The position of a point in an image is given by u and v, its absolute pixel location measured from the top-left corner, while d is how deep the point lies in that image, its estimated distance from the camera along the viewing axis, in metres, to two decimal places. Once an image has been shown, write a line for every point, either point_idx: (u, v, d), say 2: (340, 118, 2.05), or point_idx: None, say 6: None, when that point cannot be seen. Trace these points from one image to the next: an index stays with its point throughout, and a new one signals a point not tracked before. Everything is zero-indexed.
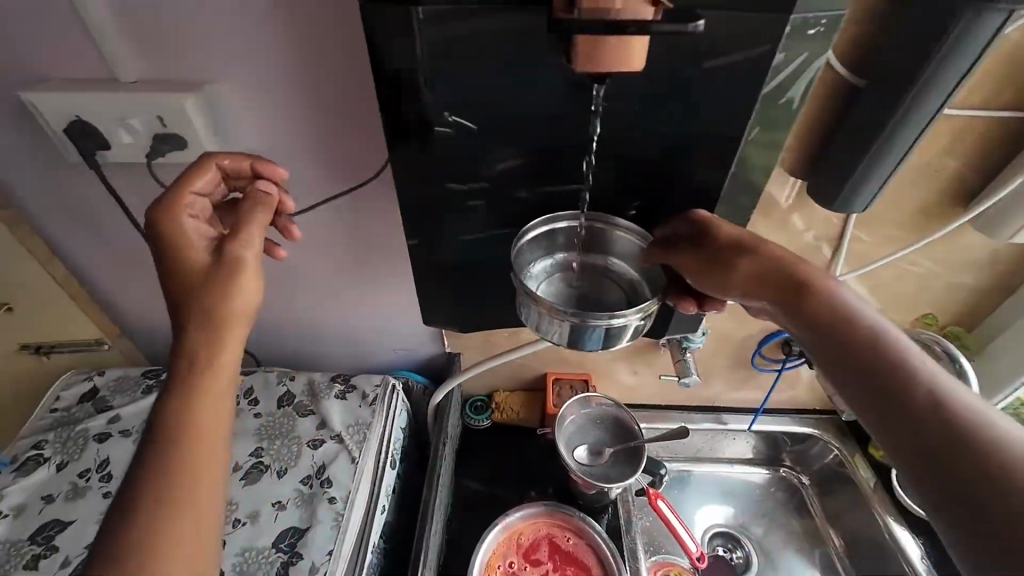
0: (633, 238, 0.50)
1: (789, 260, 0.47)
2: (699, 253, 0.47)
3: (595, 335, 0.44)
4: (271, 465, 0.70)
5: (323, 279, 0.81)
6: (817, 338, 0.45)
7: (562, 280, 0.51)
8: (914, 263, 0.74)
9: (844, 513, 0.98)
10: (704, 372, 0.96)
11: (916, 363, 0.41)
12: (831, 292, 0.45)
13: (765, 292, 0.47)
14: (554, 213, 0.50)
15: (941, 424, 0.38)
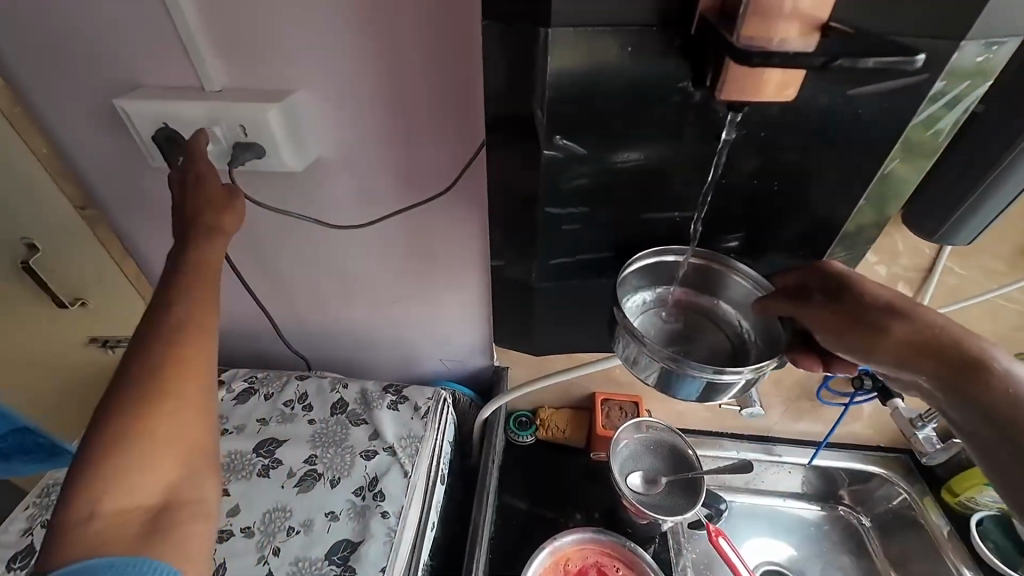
0: (749, 286, 0.49)
1: (955, 331, 0.41)
2: (836, 310, 0.44)
3: (692, 384, 0.43)
4: (324, 474, 0.70)
5: (381, 288, 0.81)
6: (986, 425, 0.38)
7: (661, 316, 0.51)
8: (1013, 300, 0.69)
9: (911, 560, 0.91)
10: (762, 401, 0.91)
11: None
12: (1012, 378, 0.38)
13: (922, 363, 0.41)
14: (664, 247, 0.49)
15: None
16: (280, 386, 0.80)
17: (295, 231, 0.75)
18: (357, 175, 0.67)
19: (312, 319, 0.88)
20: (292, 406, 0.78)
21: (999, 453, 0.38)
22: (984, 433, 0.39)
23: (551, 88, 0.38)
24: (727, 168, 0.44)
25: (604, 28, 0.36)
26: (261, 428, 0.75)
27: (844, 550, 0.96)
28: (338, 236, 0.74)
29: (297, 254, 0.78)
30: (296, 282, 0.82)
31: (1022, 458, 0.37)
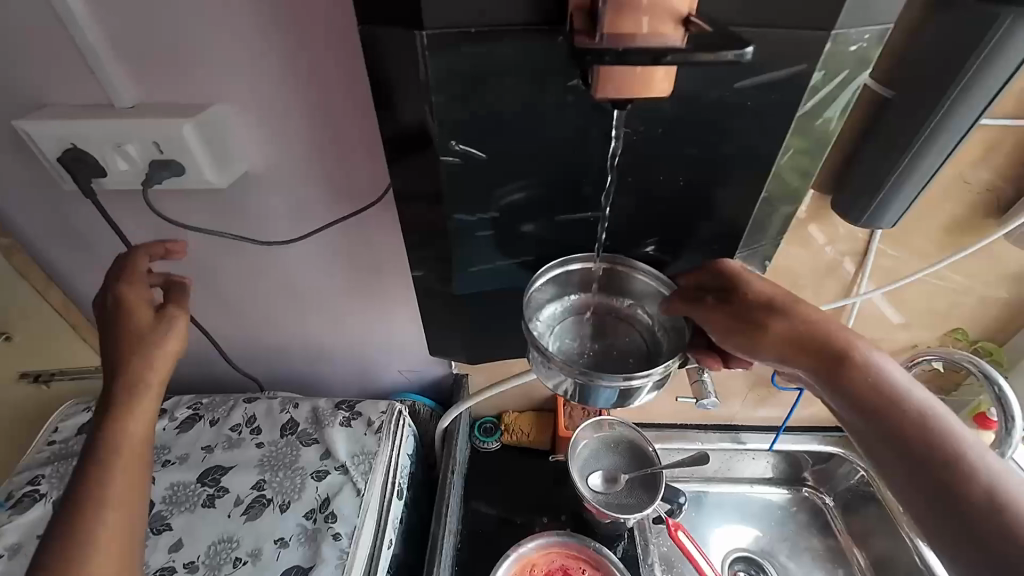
0: (655, 283, 0.49)
1: (825, 323, 0.46)
2: (728, 311, 0.47)
3: (608, 394, 0.43)
4: (273, 499, 0.68)
5: (327, 302, 0.78)
6: (857, 410, 0.44)
7: (574, 325, 0.50)
8: (944, 278, 0.71)
9: (873, 535, 0.92)
10: (721, 390, 0.92)
11: (953, 435, 0.41)
12: (870, 364, 0.45)
13: (799, 355, 0.46)
14: (568, 255, 0.49)
15: (986, 505, 0.38)
16: (226, 411, 0.77)
17: (231, 249, 0.72)
18: (289, 187, 0.64)
19: (260, 338, 0.85)
20: (239, 431, 0.75)
21: (868, 435, 0.44)
22: (848, 411, 0.45)
23: (434, 93, 0.38)
24: (647, 165, 0.44)
25: (483, 30, 0.35)
26: (206, 456, 0.72)
27: (811, 531, 0.96)
28: (275, 251, 0.71)
29: (236, 272, 0.75)
30: (239, 301, 0.79)
31: (879, 434, 0.43)
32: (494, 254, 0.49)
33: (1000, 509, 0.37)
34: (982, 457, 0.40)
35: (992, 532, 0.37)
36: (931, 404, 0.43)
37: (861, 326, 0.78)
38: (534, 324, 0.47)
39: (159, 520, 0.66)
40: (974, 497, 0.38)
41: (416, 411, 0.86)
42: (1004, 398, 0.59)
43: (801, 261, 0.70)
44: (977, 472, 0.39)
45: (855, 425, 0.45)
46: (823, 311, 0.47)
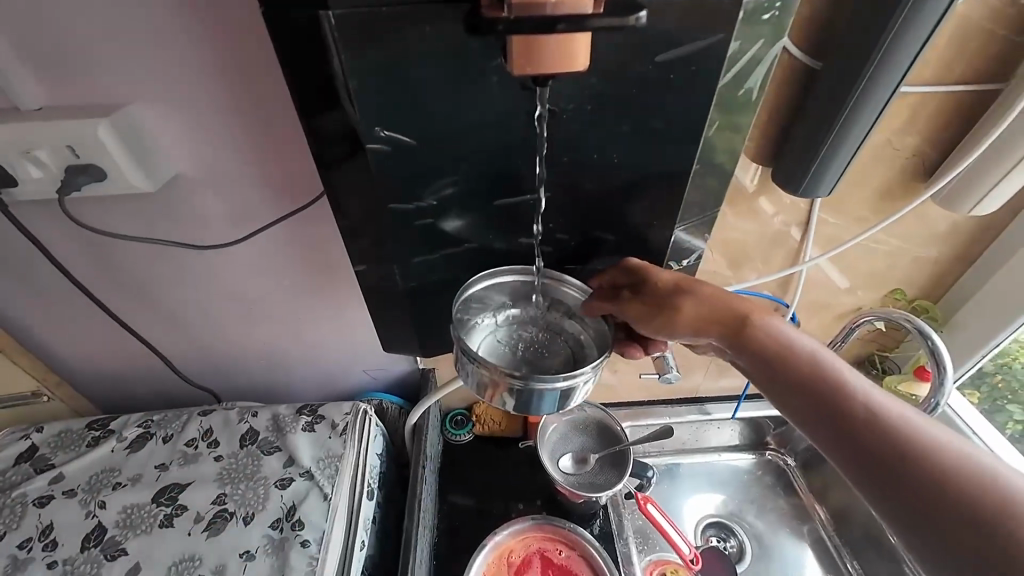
0: (577, 294, 0.52)
1: (727, 299, 0.49)
2: (643, 299, 0.49)
3: (549, 397, 0.45)
4: (236, 512, 0.65)
5: (280, 305, 0.75)
6: (766, 372, 0.47)
7: (505, 336, 0.52)
8: (879, 241, 0.75)
9: (831, 489, 0.96)
10: (684, 364, 0.95)
11: (847, 379, 0.44)
12: (769, 327, 0.48)
13: (710, 331, 0.49)
14: (497, 268, 0.51)
15: (883, 438, 0.41)
16: (180, 426, 0.74)
17: (169, 256, 0.68)
18: (224, 187, 0.61)
19: (212, 347, 0.81)
20: (195, 445, 0.72)
21: (783, 396, 0.46)
22: (759, 376, 0.48)
23: (351, 78, 0.38)
24: (581, 145, 0.45)
25: (394, 9, 0.35)
26: (161, 474, 0.69)
27: (776, 492, 1.00)
28: (218, 255, 0.68)
29: (178, 280, 0.71)
30: (185, 310, 0.75)
31: (789, 393, 0.46)
32: (436, 245, 0.51)
33: (895, 441, 0.40)
34: (873, 393, 0.43)
35: (892, 462, 0.40)
36: (825, 354, 0.46)
37: (809, 291, 0.82)
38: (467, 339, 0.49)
39: (114, 545, 0.63)
40: (873, 433, 0.41)
41: (383, 409, 0.84)
42: (936, 351, 0.63)
43: (749, 233, 0.72)
44: (872, 409, 0.42)
45: (767, 387, 0.48)
46: (723, 288, 0.50)
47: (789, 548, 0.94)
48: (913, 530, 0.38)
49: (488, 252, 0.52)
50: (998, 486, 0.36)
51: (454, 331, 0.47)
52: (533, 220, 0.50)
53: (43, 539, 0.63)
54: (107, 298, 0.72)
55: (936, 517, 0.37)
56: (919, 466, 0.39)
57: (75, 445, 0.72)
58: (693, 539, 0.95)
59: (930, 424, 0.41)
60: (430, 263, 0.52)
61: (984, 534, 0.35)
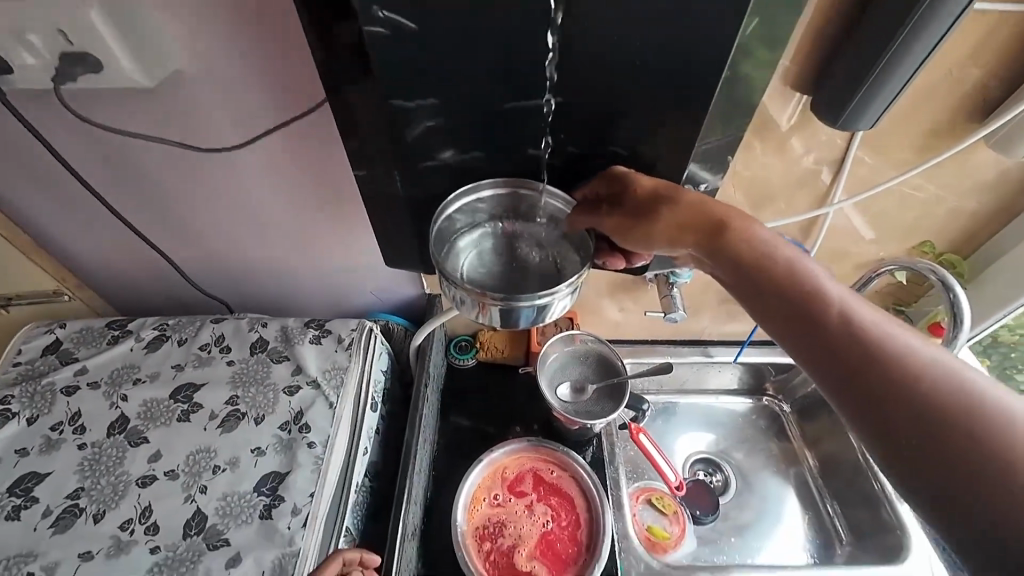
0: (560, 205, 0.50)
1: (708, 207, 0.47)
2: (623, 210, 0.47)
3: (527, 313, 0.45)
4: (247, 413, 0.69)
5: (287, 220, 0.74)
6: (745, 286, 0.46)
7: (492, 252, 0.51)
8: (917, 186, 0.70)
9: (823, 438, 0.98)
10: (691, 306, 0.94)
11: (828, 290, 0.43)
12: (751, 238, 0.46)
13: (688, 241, 0.48)
14: (475, 182, 0.49)
15: (859, 351, 0.40)
16: (194, 331, 0.77)
17: (174, 159, 0.66)
18: (224, 87, 0.58)
19: (222, 258, 0.82)
20: (208, 349, 0.75)
21: (761, 311, 0.45)
22: (738, 288, 0.46)
23: None
24: (601, 45, 0.41)
25: None
26: (178, 374, 0.73)
27: (768, 435, 1.02)
28: (222, 160, 0.66)
29: (184, 186, 0.70)
30: (193, 219, 0.75)
31: (766, 307, 0.45)
32: (439, 152, 0.48)
33: (871, 352, 0.39)
34: (853, 304, 0.42)
35: (861, 367, 0.39)
36: (808, 265, 0.45)
37: (833, 237, 0.78)
38: (450, 258, 0.50)
39: (136, 434, 0.68)
40: (843, 339, 0.40)
41: (389, 329, 0.85)
42: (957, 305, 0.60)
43: (776, 169, 0.68)
44: (851, 319, 0.41)
45: (745, 299, 0.46)
46: (707, 194, 0.48)
47: (772, 484, 0.97)
48: (878, 432, 0.38)
49: (494, 163, 0.50)
50: (964, 389, 0.36)
51: (433, 254, 0.48)
52: (542, 129, 0.47)
53: (72, 424, 0.68)
54: (118, 202, 0.72)
55: (902, 419, 0.37)
56: (888, 371, 0.38)
57: (96, 341, 0.76)
58: (681, 470, 0.98)
59: (908, 334, 0.40)
60: (437, 174, 0.50)
61: (948, 434, 0.35)
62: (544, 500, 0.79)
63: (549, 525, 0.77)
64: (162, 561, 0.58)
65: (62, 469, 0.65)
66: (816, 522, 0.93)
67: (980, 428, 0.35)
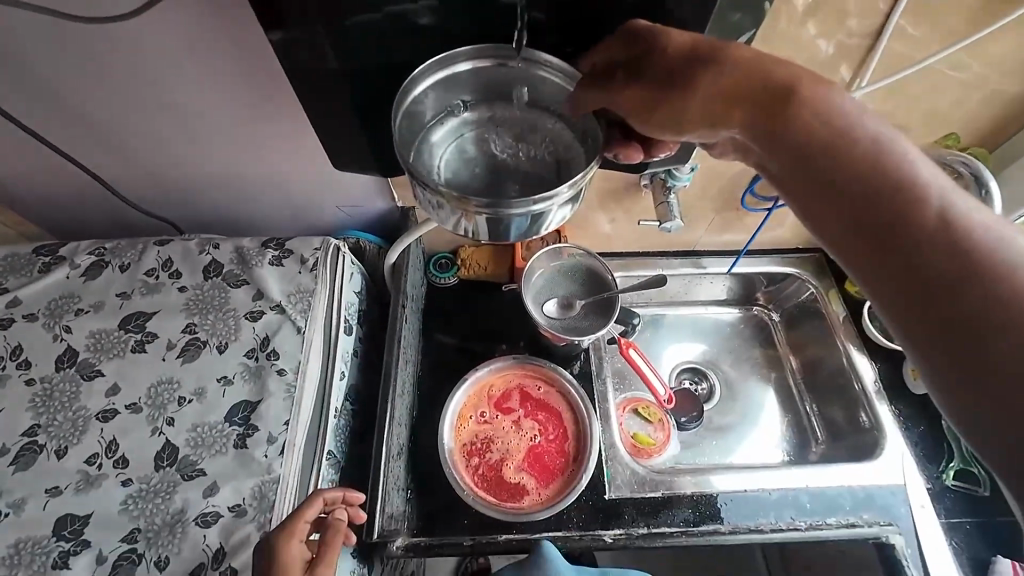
0: (560, 80, 0.41)
1: (762, 72, 0.37)
2: (644, 80, 0.37)
3: (519, 222, 0.38)
4: (208, 341, 0.64)
5: (222, 121, 0.63)
6: (805, 172, 0.36)
7: (473, 144, 0.43)
8: (958, 65, 0.60)
9: (809, 345, 0.97)
10: (687, 215, 0.87)
11: (925, 181, 0.33)
12: (817, 109, 0.36)
13: (736, 119, 0.38)
14: (448, 54, 0.40)
15: (950, 257, 0.30)
16: (137, 255, 0.68)
17: (65, 41, 0.53)
18: None
19: (158, 170, 0.71)
20: (156, 275, 0.67)
21: (818, 205, 0.36)
22: (795, 181, 0.37)
23: None
24: None
25: None
26: (124, 302, 0.66)
27: (755, 344, 1.02)
28: (126, 41, 0.53)
29: (89, 78, 0.58)
30: (111, 121, 0.63)
31: (828, 197, 0.35)
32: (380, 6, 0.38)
33: (969, 261, 0.30)
34: (957, 200, 0.32)
35: (950, 279, 0.30)
36: (901, 149, 0.34)
37: None
38: (424, 154, 0.41)
39: (88, 367, 0.62)
40: (931, 243, 0.31)
41: (361, 248, 0.78)
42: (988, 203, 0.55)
43: (801, 43, 0.57)
44: (946, 215, 0.32)
45: (802, 195, 0.36)
46: (764, 54, 0.38)
47: (755, 390, 0.98)
48: (954, 360, 0.29)
49: (455, 18, 0.39)
50: None
51: (401, 150, 0.39)
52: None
53: (15, 359, 0.62)
54: (13, 101, 0.60)
55: (995, 348, 0.28)
56: (987, 287, 0.29)
57: (25, 270, 0.67)
58: (668, 380, 0.98)
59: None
60: (382, 31, 0.40)
61: None
62: (532, 416, 0.78)
63: (537, 439, 0.77)
64: (136, 493, 0.56)
65: (12, 407, 0.60)
66: (795, 423, 0.94)
67: None
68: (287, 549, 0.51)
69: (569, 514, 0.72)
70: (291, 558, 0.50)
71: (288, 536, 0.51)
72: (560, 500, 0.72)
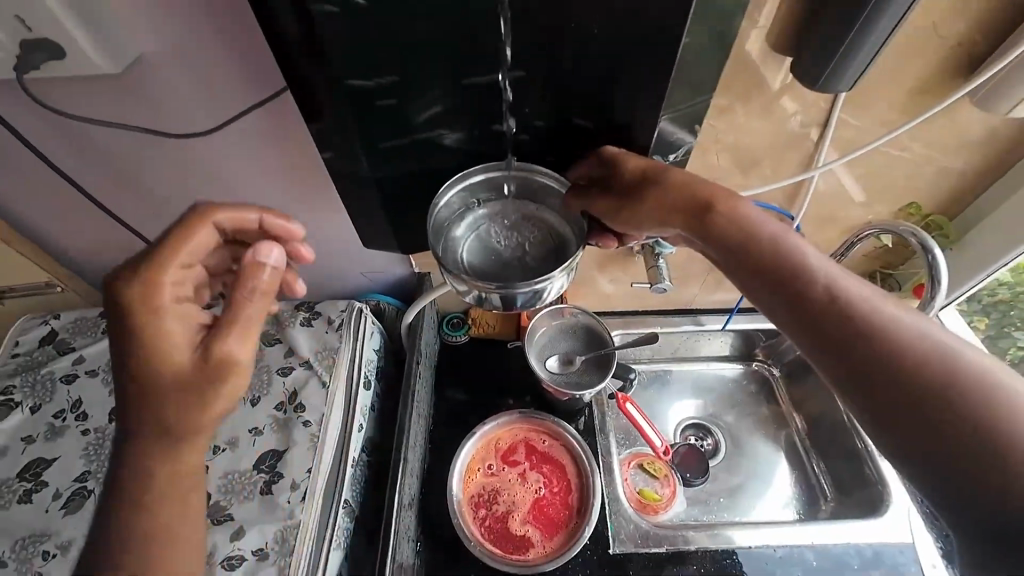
0: (555, 185, 0.52)
1: (695, 185, 0.47)
2: (613, 192, 0.48)
3: (523, 299, 0.47)
4: (243, 394, 0.71)
5: (269, 205, 0.74)
6: (734, 263, 0.46)
7: (490, 234, 0.52)
8: (904, 147, 0.69)
9: (810, 399, 1.00)
10: (680, 276, 0.94)
11: (816, 268, 0.43)
12: (734, 212, 0.46)
13: (680, 220, 0.48)
14: (466, 170, 0.50)
15: (849, 327, 0.40)
16: None
17: (151, 148, 0.65)
18: (193, 71, 0.56)
19: None
20: None
21: (750, 284, 0.45)
22: (729, 266, 0.46)
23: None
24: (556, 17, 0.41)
25: None
26: None
27: (758, 399, 1.04)
28: (200, 147, 0.65)
29: (164, 175, 0.69)
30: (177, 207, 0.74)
31: (757, 281, 0.45)
32: (404, 132, 0.48)
33: (862, 329, 0.40)
34: (841, 281, 0.42)
35: (854, 343, 0.40)
36: (795, 242, 0.45)
37: (818, 202, 0.78)
38: (447, 244, 0.50)
39: None
40: (833, 316, 0.41)
41: (381, 309, 0.86)
42: (935, 268, 0.61)
43: (762, 133, 0.67)
44: (839, 293, 0.42)
45: (736, 280, 0.46)
46: (696, 173, 0.48)
47: (762, 447, 0.99)
48: (869, 403, 0.39)
49: (464, 137, 0.50)
50: (950, 363, 0.37)
51: (431, 243, 0.48)
52: (505, 104, 0.47)
53: (74, 411, 0.70)
54: (102, 194, 0.71)
55: (893, 392, 0.38)
56: (878, 347, 0.39)
57: (91, 331, 0.77)
58: (672, 437, 1.00)
59: (893, 307, 0.41)
60: (406, 144, 0.50)
61: (938, 406, 0.37)
62: (536, 468, 0.82)
63: (541, 491, 0.80)
64: None
65: (68, 454, 0.67)
66: (802, 480, 0.96)
67: (968, 400, 0.36)
68: (160, 323, 0.47)
69: (574, 568, 0.74)
70: (175, 333, 0.47)
71: (150, 308, 0.47)
72: (563, 553, 0.74)
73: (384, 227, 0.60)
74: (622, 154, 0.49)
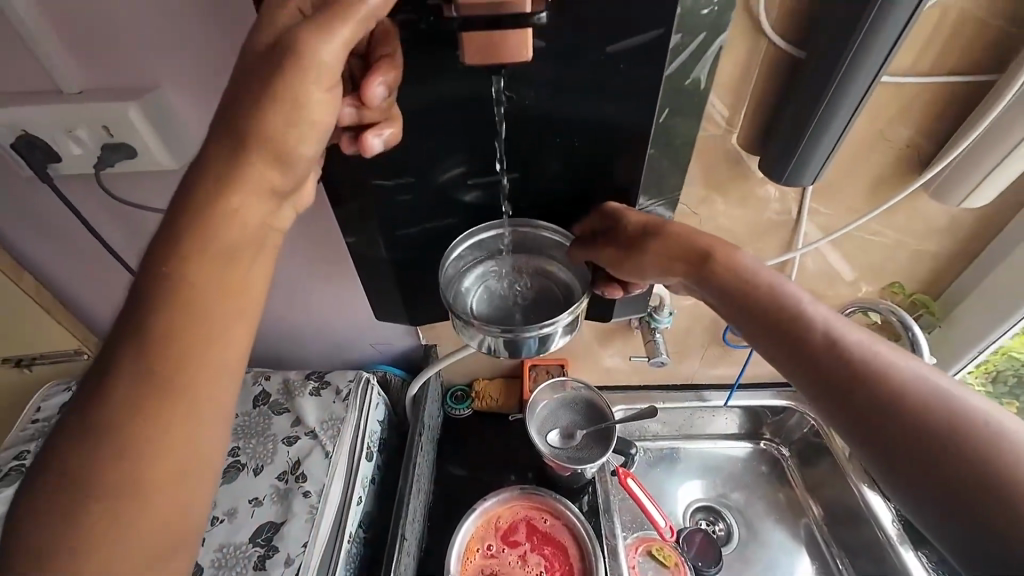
0: (558, 238, 0.56)
1: (693, 238, 0.52)
2: (616, 245, 0.53)
3: (530, 343, 0.50)
4: (247, 463, 0.73)
5: (290, 280, 0.80)
6: (736, 308, 0.49)
7: (498, 285, 0.56)
8: (875, 232, 0.75)
9: (824, 482, 0.96)
10: (680, 351, 0.96)
11: (813, 314, 0.46)
12: (731, 263, 0.50)
13: (681, 269, 0.52)
14: (476, 227, 0.56)
15: (848, 370, 0.43)
16: None
17: None
18: None
19: None
20: None
21: (750, 330, 0.48)
22: (731, 313, 0.50)
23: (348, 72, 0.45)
24: (545, 130, 0.50)
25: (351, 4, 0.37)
26: None
27: (769, 481, 1.01)
28: None
29: None
30: None
31: (757, 326, 0.48)
32: (417, 220, 0.56)
33: (860, 372, 0.42)
34: (838, 325, 0.45)
35: (853, 385, 0.42)
36: (792, 289, 0.48)
37: (804, 280, 0.82)
38: (458, 294, 0.55)
39: None
40: (832, 359, 0.43)
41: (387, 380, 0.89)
42: (917, 344, 0.66)
43: (742, 218, 0.73)
44: (836, 337, 0.44)
45: (740, 326, 0.49)
46: (693, 228, 0.53)
47: (776, 534, 0.96)
48: (873, 444, 0.40)
49: (468, 223, 0.57)
50: (949, 404, 0.39)
51: (444, 293, 0.53)
52: (503, 198, 0.55)
53: None
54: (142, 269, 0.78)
55: (896, 433, 0.40)
56: (877, 389, 0.41)
57: None
58: (682, 521, 0.97)
59: (890, 350, 0.43)
60: (419, 230, 0.57)
61: (939, 447, 0.38)
62: (537, 551, 0.79)
63: None
64: None
65: None
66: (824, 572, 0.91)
67: (969, 441, 0.37)
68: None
69: None
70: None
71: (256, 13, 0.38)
72: None
73: (396, 301, 0.65)
74: (626, 210, 0.55)
